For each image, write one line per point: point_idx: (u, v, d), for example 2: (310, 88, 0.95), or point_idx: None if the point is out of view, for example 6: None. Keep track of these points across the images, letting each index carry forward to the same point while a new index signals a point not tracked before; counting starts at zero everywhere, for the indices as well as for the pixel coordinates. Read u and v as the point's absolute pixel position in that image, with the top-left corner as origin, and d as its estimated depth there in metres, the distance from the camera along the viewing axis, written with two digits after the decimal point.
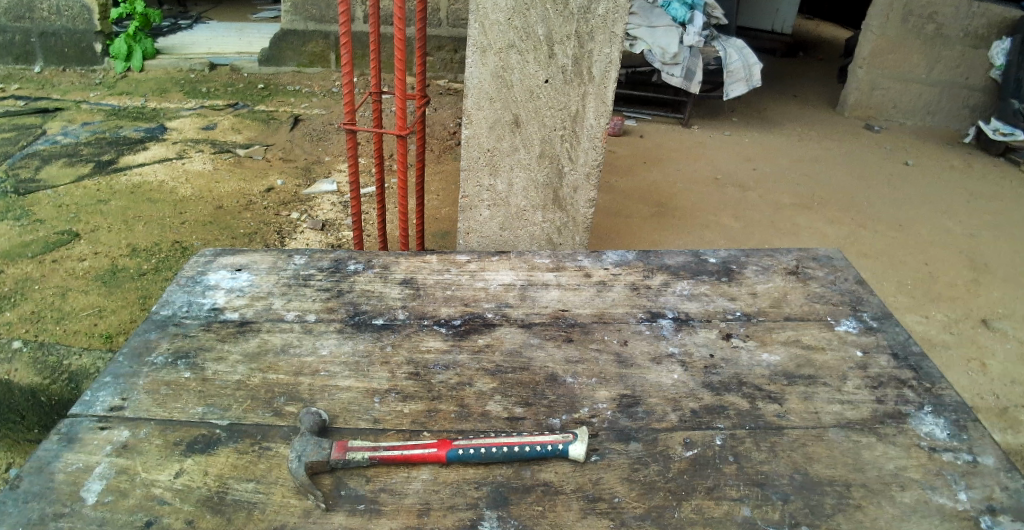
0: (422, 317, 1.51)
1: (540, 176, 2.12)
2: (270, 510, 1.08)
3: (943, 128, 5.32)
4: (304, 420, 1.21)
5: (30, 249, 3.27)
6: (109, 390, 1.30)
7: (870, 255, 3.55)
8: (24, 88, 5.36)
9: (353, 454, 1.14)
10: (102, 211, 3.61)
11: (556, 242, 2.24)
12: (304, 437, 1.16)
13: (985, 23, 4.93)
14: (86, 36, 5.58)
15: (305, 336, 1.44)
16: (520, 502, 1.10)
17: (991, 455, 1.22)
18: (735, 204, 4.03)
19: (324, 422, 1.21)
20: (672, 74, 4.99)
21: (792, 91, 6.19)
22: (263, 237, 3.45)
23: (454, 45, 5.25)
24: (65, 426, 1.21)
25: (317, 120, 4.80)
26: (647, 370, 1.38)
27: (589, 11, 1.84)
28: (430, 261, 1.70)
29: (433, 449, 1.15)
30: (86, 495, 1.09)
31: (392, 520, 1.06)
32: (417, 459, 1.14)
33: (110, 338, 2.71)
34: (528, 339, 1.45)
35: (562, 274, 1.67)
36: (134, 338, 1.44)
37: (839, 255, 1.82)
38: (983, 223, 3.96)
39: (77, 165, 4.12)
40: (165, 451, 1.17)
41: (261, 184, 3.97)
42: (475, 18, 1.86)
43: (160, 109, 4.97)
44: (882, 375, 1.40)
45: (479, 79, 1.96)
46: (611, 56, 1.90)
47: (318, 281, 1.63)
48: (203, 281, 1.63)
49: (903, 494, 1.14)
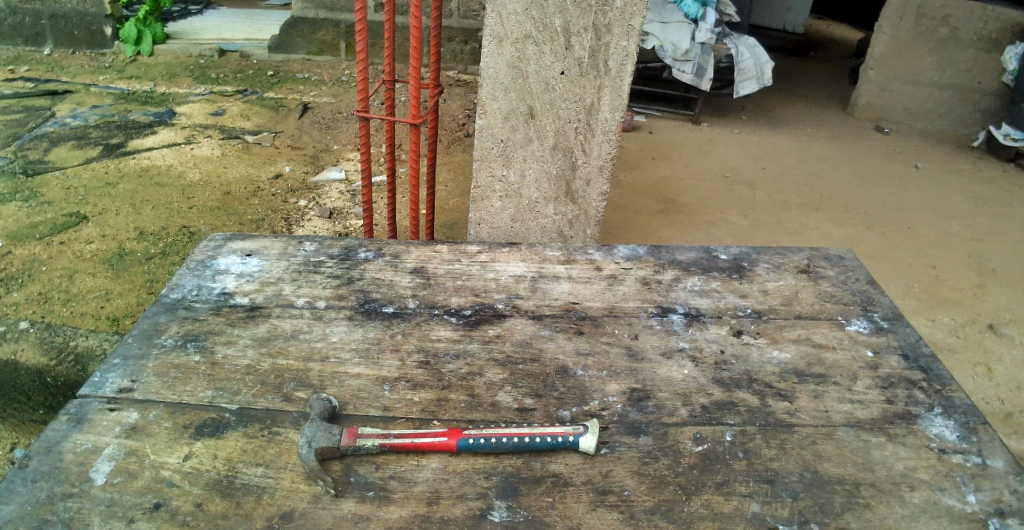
0: (433, 306, 1.51)
1: (552, 168, 2.11)
2: (279, 494, 1.08)
3: (954, 130, 5.29)
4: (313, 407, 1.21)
5: (38, 231, 3.28)
6: (118, 372, 1.30)
7: (879, 256, 3.55)
8: (34, 69, 5.36)
9: (361, 440, 1.14)
10: (110, 195, 3.62)
11: (566, 235, 2.23)
12: (313, 423, 1.17)
13: (1001, 26, 4.89)
14: (97, 19, 5.59)
15: (315, 323, 1.44)
16: (529, 492, 1.10)
17: (1001, 458, 1.21)
18: (745, 202, 4.02)
19: (334, 409, 1.22)
20: (683, 71, 4.99)
21: (803, 89, 6.16)
22: (270, 224, 3.45)
23: (465, 36, 5.23)
24: (74, 407, 1.22)
25: (326, 108, 4.79)
26: (657, 364, 1.38)
27: (607, 2, 1.83)
28: (441, 251, 1.70)
29: (442, 437, 1.15)
30: (95, 476, 1.09)
31: (401, 508, 1.06)
32: (425, 447, 1.14)
33: (116, 321, 2.71)
34: (538, 330, 1.45)
35: (573, 267, 1.67)
36: (143, 320, 1.44)
37: (850, 255, 1.81)
38: (992, 227, 3.94)
39: (86, 148, 4.13)
40: (174, 434, 1.17)
41: (269, 171, 3.97)
42: (492, 8, 1.86)
43: (169, 94, 4.96)
44: (893, 375, 1.40)
45: (493, 70, 1.95)
46: (628, 49, 1.88)
47: (328, 268, 1.63)
48: (213, 265, 1.63)
49: (912, 494, 1.14)
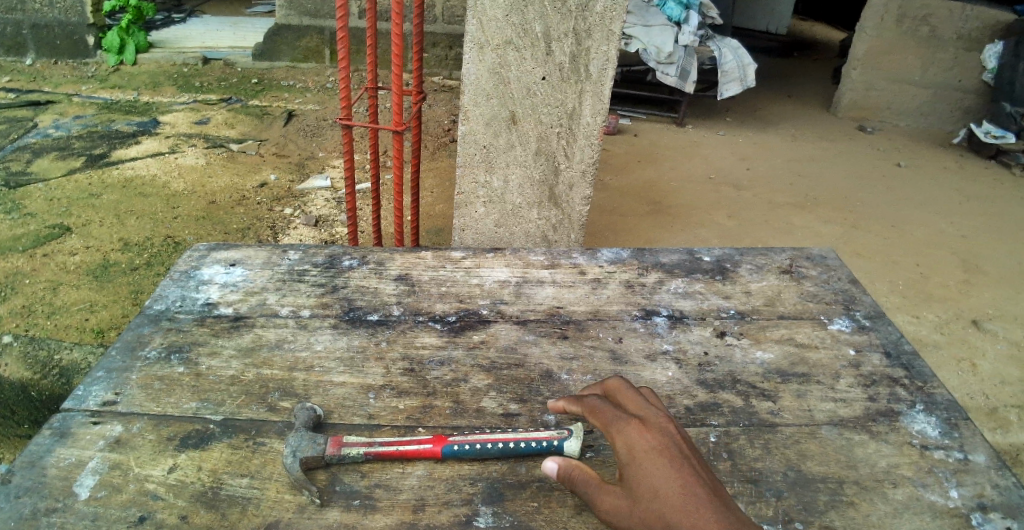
0: (417, 313, 1.51)
1: (536, 173, 2.12)
2: (264, 505, 1.07)
3: (934, 129, 5.36)
4: (299, 416, 1.21)
5: (20, 243, 3.24)
6: (102, 384, 1.29)
7: (864, 255, 3.58)
8: (15, 80, 5.31)
9: (346, 448, 1.14)
10: (94, 205, 3.59)
11: (551, 239, 2.24)
12: (296, 433, 1.17)
13: (978, 26, 4.96)
14: (79, 28, 5.55)
15: (299, 332, 1.44)
16: (516, 497, 1.10)
17: (982, 453, 1.23)
18: (731, 203, 4.05)
19: (320, 416, 1.21)
20: (665, 74, 5.02)
21: (786, 90, 6.22)
22: (256, 232, 3.44)
23: (449, 42, 5.24)
24: (57, 421, 1.21)
25: (311, 116, 4.79)
26: (642, 367, 1.38)
27: (587, 8, 1.84)
28: (425, 258, 1.70)
29: (427, 444, 1.15)
30: (79, 490, 1.08)
31: (387, 517, 1.06)
32: (411, 454, 1.15)
33: (101, 333, 2.69)
34: (523, 335, 1.45)
35: (557, 271, 1.68)
36: (127, 332, 1.43)
37: (831, 254, 1.83)
38: (974, 224, 3.99)
39: (69, 158, 4.09)
40: (158, 446, 1.17)
41: (254, 179, 3.96)
42: (472, 15, 1.87)
43: (152, 103, 4.93)
44: (874, 373, 1.41)
45: (475, 76, 1.96)
46: (608, 54, 1.90)
47: (312, 276, 1.62)
48: (197, 276, 1.63)
49: (895, 491, 1.15)
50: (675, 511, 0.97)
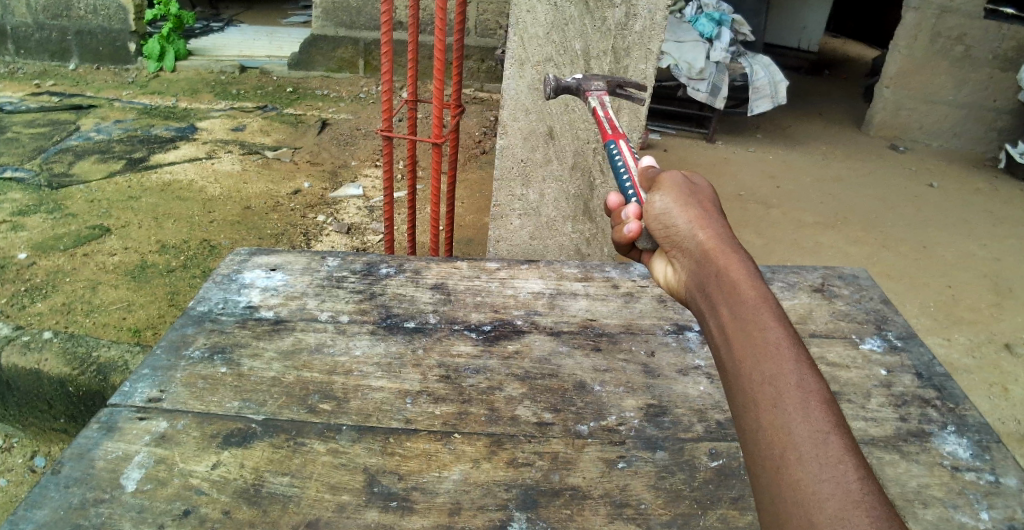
0: (453, 322, 1.54)
1: (571, 188, 2.15)
2: (304, 503, 1.11)
3: (967, 149, 5.29)
4: (584, 75, 1.75)
5: (62, 242, 3.36)
6: (148, 382, 1.34)
7: (894, 275, 3.54)
8: (59, 84, 5.50)
9: (597, 100, 1.64)
10: (133, 208, 3.70)
11: (584, 253, 2.27)
12: (623, 79, 1.72)
13: (1015, 45, 4.89)
14: (121, 35, 5.73)
15: (339, 336, 1.49)
16: (549, 504, 1.12)
17: (1013, 477, 1.23)
18: (759, 221, 4.02)
19: (580, 79, 1.69)
20: (697, 90, 5.02)
21: (816, 107, 6.20)
22: (289, 238, 3.52)
23: (481, 55, 5.32)
24: (105, 415, 1.26)
25: (344, 125, 4.90)
26: (674, 380, 1.41)
27: (626, 27, 1.90)
28: (460, 267, 1.74)
29: (613, 134, 1.47)
30: (126, 482, 1.13)
31: (424, 518, 1.09)
32: (611, 127, 1.50)
33: (137, 332, 2.77)
34: (556, 347, 1.48)
35: (590, 284, 1.70)
36: (172, 332, 1.49)
37: (864, 274, 1.83)
38: (1007, 246, 3.94)
39: (110, 161, 4.23)
40: (202, 443, 1.21)
41: (288, 186, 4.05)
42: (514, 32, 1.92)
43: (190, 109, 5.08)
44: (906, 394, 1.41)
45: (515, 91, 2.01)
46: (646, 71, 1.96)
47: (351, 283, 1.67)
48: (239, 279, 1.68)
49: (925, 511, 1.15)
50: (710, 221, 1.01)
